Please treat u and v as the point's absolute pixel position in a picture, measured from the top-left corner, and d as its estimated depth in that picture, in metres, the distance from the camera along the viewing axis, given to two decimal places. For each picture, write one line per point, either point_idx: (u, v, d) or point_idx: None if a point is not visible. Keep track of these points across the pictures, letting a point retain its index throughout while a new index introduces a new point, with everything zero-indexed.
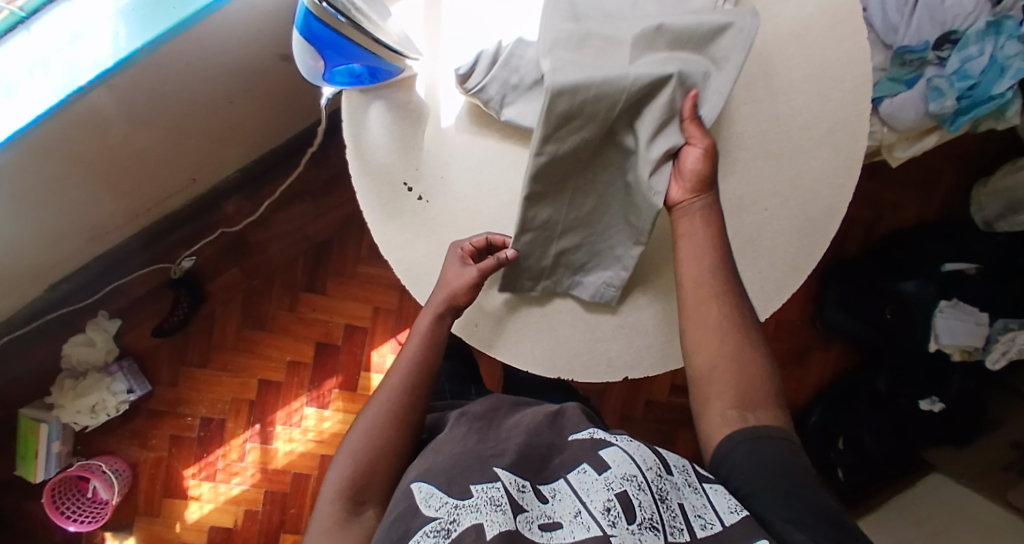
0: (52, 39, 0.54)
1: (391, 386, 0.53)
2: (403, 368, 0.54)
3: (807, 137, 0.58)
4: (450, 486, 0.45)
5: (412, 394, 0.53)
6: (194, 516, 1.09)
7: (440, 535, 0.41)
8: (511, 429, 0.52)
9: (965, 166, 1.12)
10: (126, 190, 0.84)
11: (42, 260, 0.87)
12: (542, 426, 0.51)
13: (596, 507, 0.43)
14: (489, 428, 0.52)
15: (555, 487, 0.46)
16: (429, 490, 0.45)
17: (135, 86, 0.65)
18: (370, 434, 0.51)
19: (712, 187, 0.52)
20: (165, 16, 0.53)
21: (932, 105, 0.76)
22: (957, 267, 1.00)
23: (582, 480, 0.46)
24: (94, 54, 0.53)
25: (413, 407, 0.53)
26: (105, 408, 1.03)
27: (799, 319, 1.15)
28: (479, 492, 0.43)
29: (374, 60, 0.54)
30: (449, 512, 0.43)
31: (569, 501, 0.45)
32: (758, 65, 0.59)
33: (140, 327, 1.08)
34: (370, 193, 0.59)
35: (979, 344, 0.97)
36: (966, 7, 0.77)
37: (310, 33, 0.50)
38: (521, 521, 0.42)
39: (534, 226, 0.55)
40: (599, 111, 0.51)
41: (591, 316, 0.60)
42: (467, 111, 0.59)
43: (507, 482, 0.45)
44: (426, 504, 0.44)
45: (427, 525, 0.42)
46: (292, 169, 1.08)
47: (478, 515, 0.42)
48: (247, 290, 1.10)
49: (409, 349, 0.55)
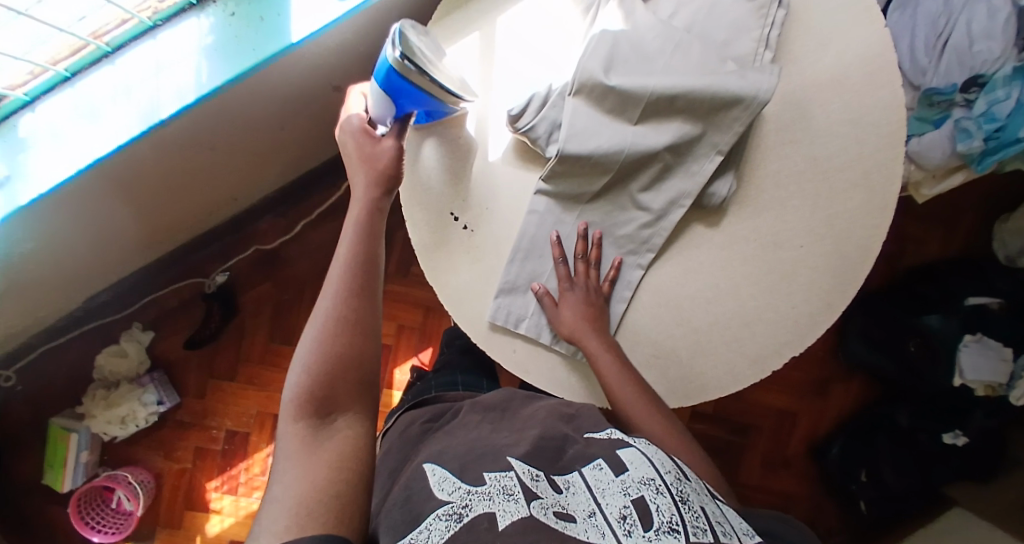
0: (135, 73, 0.56)
1: (329, 294, 0.49)
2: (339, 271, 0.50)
3: (843, 178, 0.60)
4: (463, 473, 0.47)
5: (359, 296, 0.49)
6: (214, 530, 1.10)
7: (451, 518, 0.42)
8: (526, 420, 0.56)
9: (989, 202, 1.13)
10: (173, 209, 0.87)
11: (86, 272, 0.90)
12: (558, 421, 0.55)
13: (611, 513, 0.43)
14: (503, 420, 0.57)
15: (569, 479, 0.48)
16: (442, 475, 0.47)
17: (204, 116, 0.68)
18: (319, 350, 0.47)
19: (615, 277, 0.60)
20: (244, 55, 0.56)
21: (960, 145, 0.78)
22: (980, 301, 1.01)
23: (598, 477, 0.47)
24: (176, 87, 0.56)
25: (362, 307, 0.49)
26: (135, 419, 1.05)
27: (821, 349, 1.16)
28: (493, 481, 0.45)
29: (436, 104, 0.57)
30: (460, 497, 0.44)
31: (583, 497, 0.45)
32: (795, 108, 0.61)
33: (172, 338, 1.10)
34: (418, 221, 0.61)
35: (1003, 380, 0.98)
36: (995, 53, 0.78)
37: (389, 87, 0.54)
38: (535, 507, 0.43)
39: (523, 248, 0.60)
40: (602, 171, 0.57)
41: (573, 374, 0.61)
42: (514, 145, 0.61)
43: (519, 471, 0.47)
44: (440, 489, 0.45)
45: (440, 508, 0.43)
46: (326, 189, 1.11)
47: (491, 504, 0.43)
48: (277, 305, 1.12)
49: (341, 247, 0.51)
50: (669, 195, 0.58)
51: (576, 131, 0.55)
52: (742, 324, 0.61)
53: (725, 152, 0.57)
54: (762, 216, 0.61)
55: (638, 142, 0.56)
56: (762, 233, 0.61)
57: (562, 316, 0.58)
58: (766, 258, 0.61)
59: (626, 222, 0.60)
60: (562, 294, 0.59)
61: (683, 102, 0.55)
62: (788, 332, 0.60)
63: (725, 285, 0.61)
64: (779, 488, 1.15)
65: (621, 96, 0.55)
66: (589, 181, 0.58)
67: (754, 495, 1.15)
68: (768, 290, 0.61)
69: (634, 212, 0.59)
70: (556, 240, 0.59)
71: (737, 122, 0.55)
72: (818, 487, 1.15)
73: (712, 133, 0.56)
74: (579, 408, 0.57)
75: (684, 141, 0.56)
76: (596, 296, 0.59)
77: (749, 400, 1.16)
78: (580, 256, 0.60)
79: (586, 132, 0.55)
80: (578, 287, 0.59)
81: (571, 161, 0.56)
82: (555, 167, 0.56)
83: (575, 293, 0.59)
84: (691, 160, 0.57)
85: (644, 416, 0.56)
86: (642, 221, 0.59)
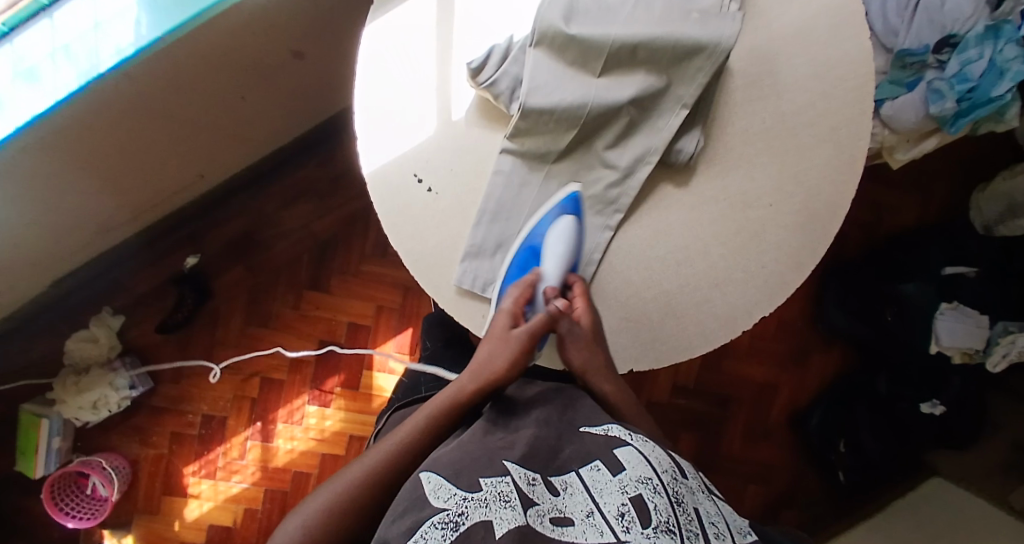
0: (74, 26, 0.54)
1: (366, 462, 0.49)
2: (389, 446, 0.50)
3: (811, 133, 0.59)
4: (457, 478, 0.43)
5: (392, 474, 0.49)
6: (193, 514, 1.09)
7: (447, 527, 0.39)
8: (522, 419, 0.52)
9: (961, 171, 1.14)
10: (133, 183, 0.86)
11: (49, 252, 0.88)
12: (553, 416, 0.52)
13: (610, 511, 0.42)
14: (498, 417, 0.53)
15: (567, 480, 0.46)
16: (437, 482, 0.43)
17: (152, 75, 0.66)
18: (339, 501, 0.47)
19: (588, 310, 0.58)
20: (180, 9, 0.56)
21: (933, 106, 0.77)
22: (956, 270, 1.02)
23: (594, 477, 0.46)
24: (116, 41, 0.55)
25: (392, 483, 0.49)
26: (107, 404, 1.03)
27: (799, 321, 1.16)
28: (488, 486, 0.42)
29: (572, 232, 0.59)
30: (456, 504, 0.41)
31: (581, 498, 0.44)
32: (762, 63, 0.60)
33: (144, 323, 1.09)
34: (381, 184, 0.60)
35: (979, 346, 0.98)
36: (965, 12, 0.79)
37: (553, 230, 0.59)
38: (531, 515, 0.41)
39: (490, 208, 0.58)
40: (568, 126, 0.56)
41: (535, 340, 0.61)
42: (477, 104, 0.60)
43: (516, 476, 0.44)
44: (435, 496, 0.42)
45: (435, 515, 0.40)
46: (300, 167, 1.10)
47: (487, 511, 0.40)
48: (251, 287, 1.10)
49: (412, 419, 0.52)
50: (635, 151, 0.57)
51: (540, 83, 0.54)
52: (712, 285, 0.60)
53: (689, 106, 0.56)
54: (731, 174, 0.60)
55: (601, 95, 0.55)
56: (731, 192, 0.60)
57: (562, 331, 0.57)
58: (736, 217, 0.60)
59: (593, 181, 0.58)
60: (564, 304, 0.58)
61: (645, 51, 0.54)
62: (758, 292, 0.60)
63: (694, 246, 0.60)
64: (759, 460, 1.16)
65: (582, 46, 0.54)
66: (554, 137, 0.56)
67: (734, 468, 1.15)
68: (738, 250, 0.60)
69: (601, 171, 0.58)
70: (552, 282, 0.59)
71: (700, 72, 0.55)
72: (797, 458, 1.16)
73: (676, 86, 0.55)
74: (574, 400, 0.55)
75: (649, 93, 0.55)
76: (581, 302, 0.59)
77: (728, 375, 1.16)
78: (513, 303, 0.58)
79: (549, 85, 0.54)
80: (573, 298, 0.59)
81: (534, 115, 0.55)
82: (519, 122, 0.55)
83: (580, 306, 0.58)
84: (655, 116, 0.56)
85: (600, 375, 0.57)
86: (609, 179, 0.58)
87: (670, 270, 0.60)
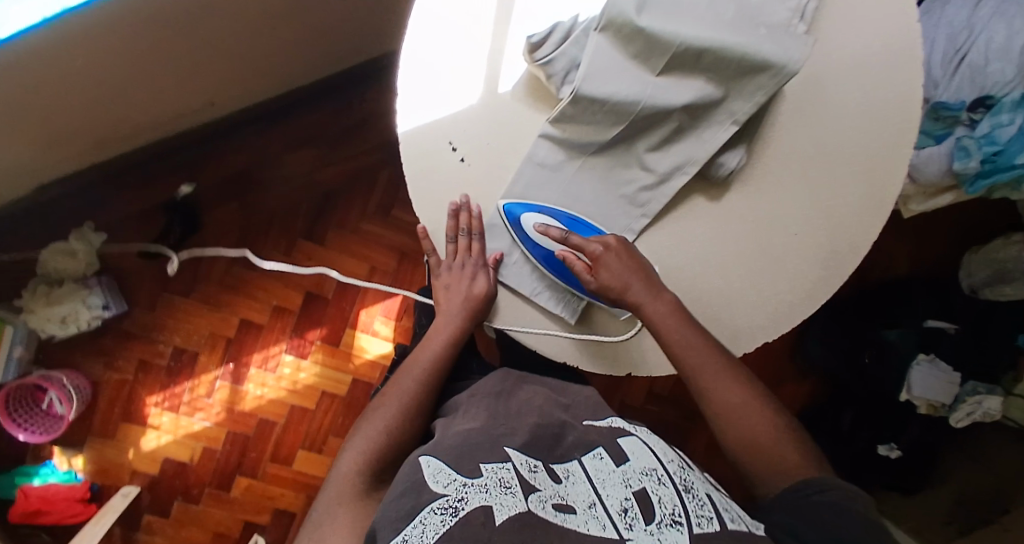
0: None
1: (399, 397, 0.57)
2: (413, 380, 0.58)
3: (847, 171, 0.59)
4: (459, 463, 0.44)
5: (414, 407, 0.57)
6: (149, 445, 1.07)
7: (447, 513, 0.39)
8: (522, 405, 0.53)
9: (962, 229, 1.16)
10: (140, 99, 0.82)
11: (40, 155, 0.84)
12: (556, 408, 0.53)
13: (613, 505, 0.42)
14: (499, 402, 0.53)
15: (569, 468, 0.46)
16: (437, 466, 0.43)
17: None
18: (386, 433, 0.55)
19: (614, 259, 0.55)
20: None
21: (957, 163, 0.78)
22: (937, 324, 1.05)
23: (598, 467, 0.46)
24: None
25: (420, 412, 0.57)
26: (77, 320, 1.00)
27: (780, 347, 1.18)
28: (490, 473, 0.43)
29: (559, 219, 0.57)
30: (456, 490, 0.41)
31: (584, 489, 0.44)
32: (814, 89, 0.59)
33: (128, 243, 1.05)
34: (414, 145, 0.58)
35: (946, 401, 1.01)
36: (1008, 75, 0.76)
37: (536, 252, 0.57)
38: (533, 501, 0.41)
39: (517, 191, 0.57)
40: (616, 120, 0.54)
41: (557, 337, 0.59)
42: (526, 80, 0.58)
43: (517, 463, 0.44)
44: (435, 480, 0.42)
45: (435, 501, 0.40)
46: (313, 112, 1.07)
47: (487, 497, 0.41)
48: (243, 226, 1.07)
49: (421, 358, 0.60)
50: (676, 159, 0.56)
51: (596, 71, 0.53)
52: (721, 303, 0.60)
53: (740, 124, 0.55)
54: (762, 197, 0.60)
55: (656, 96, 0.53)
56: (758, 215, 0.60)
57: (599, 281, 0.55)
58: (759, 240, 0.60)
59: (627, 181, 0.58)
60: (596, 257, 0.55)
61: (711, 58, 0.52)
62: (764, 317, 0.60)
63: (711, 261, 0.60)
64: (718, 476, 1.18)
65: (649, 40, 0.52)
66: (598, 130, 0.55)
67: None
68: (752, 271, 0.60)
69: (637, 172, 0.57)
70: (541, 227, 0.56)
71: (760, 90, 0.53)
72: None
73: (733, 99, 0.54)
74: (576, 395, 0.57)
75: (703, 102, 0.54)
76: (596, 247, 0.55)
77: None
78: (466, 231, 0.58)
79: (606, 73, 0.53)
80: (592, 254, 0.55)
81: (584, 103, 0.54)
82: (568, 107, 0.54)
83: (613, 251, 0.55)
84: (704, 126, 0.55)
85: (644, 296, 0.55)
86: (643, 182, 0.57)
87: (684, 281, 0.60)
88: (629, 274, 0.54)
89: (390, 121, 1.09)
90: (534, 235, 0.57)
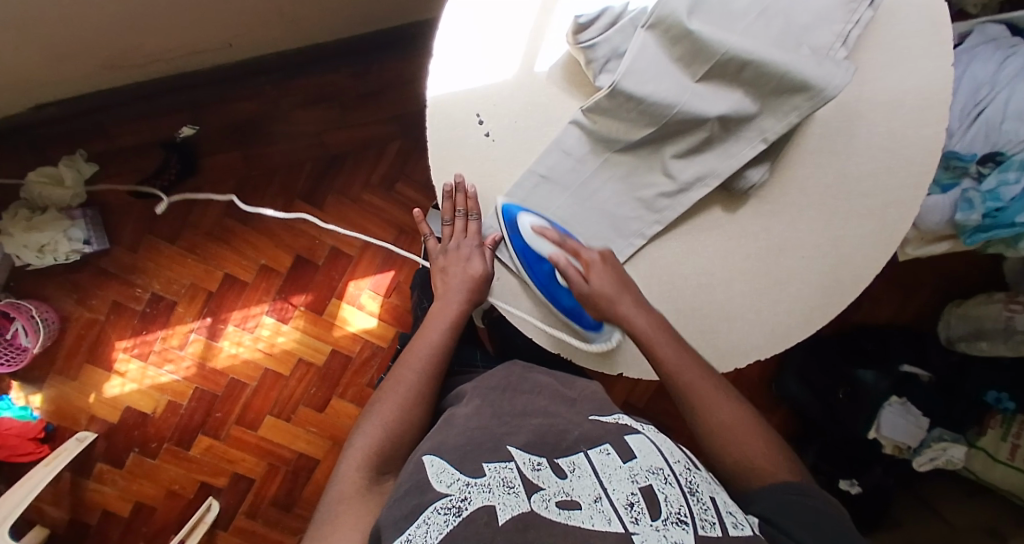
0: None
1: (400, 391, 0.55)
2: (417, 371, 0.56)
3: (864, 203, 0.60)
4: (462, 463, 0.44)
5: (419, 402, 0.55)
6: (112, 392, 1.03)
7: (450, 512, 0.39)
8: (527, 405, 0.53)
9: (950, 282, 1.18)
10: (157, 29, 0.80)
11: (43, 70, 0.81)
12: (560, 405, 0.53)
13: (619, 499, 0.41)
14: (502, 398, 0.54)
15: (575, 461, 0.45)
16: (440, 467, 0.44)
17: None
18: (390, 425, 0.53)
19: (605, 267, 0.56)
20: None
21: (958, 214, 0.78)
22: (912, 370, 1.06)
23: (604, 462, 0.45)
24: None
25: (423, 403, 0.55)
26: (55, 251, 0.96)
27: (757, 376, 1.19)
28: (493, 472, 0.42)
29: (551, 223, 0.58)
30: (459, 489, 0.41)
31: (590, 482, 0.43)
32: (842, 117, 0.60)
33: (118, 179, 1.02)
34: (441, 112, 0.58)
35: (912, 444, 1.03)
36: (1022, 135, 0.78)
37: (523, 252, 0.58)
38: (535, 501, 0.40)
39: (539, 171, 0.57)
40: (648, 122, 0.54)
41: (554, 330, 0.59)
42: (564, 63, 0.58)
43: (520, 462, 0.44)
44: (438, 480, 0.42)
45: (438, 500, 0.40)
46: (330, 72, 1.05)
47: (490, 496, 0.40)
48: (241, 179, 1.05)
49: (421, 349, 0.58)
50: (699, 169, 0.56)
51: (638, 68, 0.53)
52: (722, 316, 0.60)
53: (766, 144, 0.55)
54: (777, 217, 0.60)
55: (692, 104, 0.53)
56: (770, 235, 0.60)
57: (591, 288, 0.56)
58: (768, 261, 0.60)
59: (647, 186, 0.57)
60: (589, 263, 0.56)
61: (751, 72, 0.52)
62: (762, 335, 0.60)
63: (719, 274, 0.60)
64: None
65: (695, 44, 0.52)
66: (629, 128, 0.55)
67: None
68: (757, 290, 0.60)
69: (657, 177, 0.57)
70: (539, 228, 0.56)
71: (794, 111, 0.53)
72: None
73: (764, 118, 0.54)
74: (578, 392, 0.56)
75: (737, 116, 0.54)
76: (589, 254, 0.56)
77: None
78: (461, 211, 0.58)
79: (647, 73, 0.53)
80: (586, 260, 0.56)
81: (621, 98, 0.53)
82: (604, 99, 0.53)
83: (606, 261, 0.56)
84: (732, 140, 0.55)
85: (634, 308, 0.56)
86: (663, 189, 0.57)
87: (689, 291, 0.60)
88: (619, 284, 0.56)
89: (406, 93, 1.07)
90: (528, 234, 0.57)
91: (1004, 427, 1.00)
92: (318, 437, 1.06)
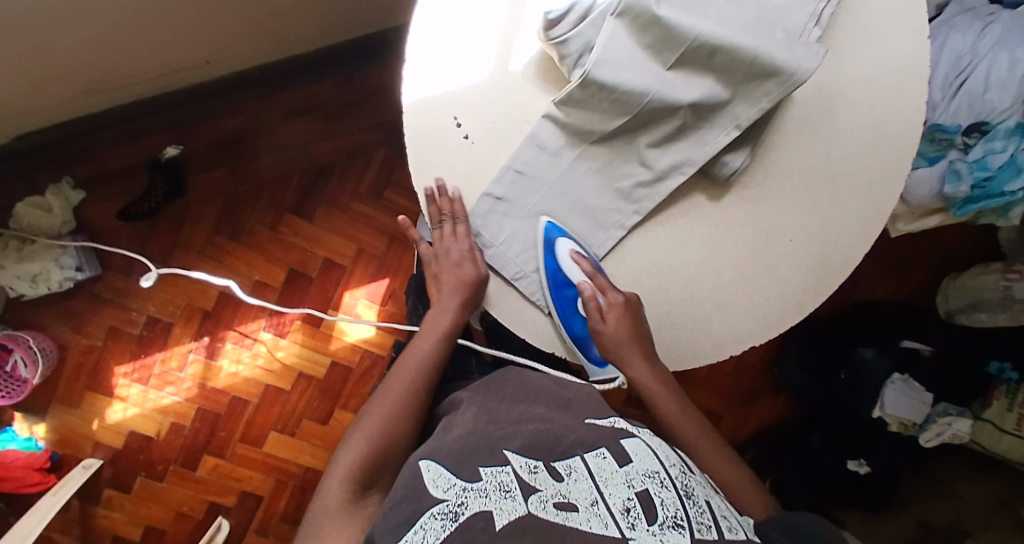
0: None
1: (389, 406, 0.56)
2: (404, 384, 0.57)
3: (848, 182, 0.59)
4: (459, 468, 0.44)
5: (408, 414, 0.55)
6: (114, 418, 1.03)
7: (448, 517, 0.39)
8: (523, 410, 0.52)
9: (946, 255, 1.18)
10: (134, 49, 0.80)
11: (24, 98, 0.81)
12: (557, 410, 0.53)
13: (615, 504, 0.41)
14: (499, 403, 0.53)
15: (571, 465, 0.45)
16: (437, 472, 0.44)
17: None
18: (375, 437, 0.53)
19: (631, 309, 0.58)
20: None
21: (947, 186, 0.77)
22: (912, 346, 1.05)
23: (601, 466, 0.45)
24: None
25: (414, 414, 0.56)
26: (47, 280, 0.97)
27: (758, 362, 1.19)
28: (489, 476, 0.42)
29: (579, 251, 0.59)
30: (456, 495, 0.41)
31: (586, 487, 0.43)
32: (822, 97, 0.59)
33: (107, 204, 1.02)
34: (418, 116, 0.58)
35: (917, 420, 1.02)
36: (1005, 103, 0.78)
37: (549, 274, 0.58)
38: (533, 502, 0.40)
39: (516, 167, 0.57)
40: (622, 110, 0.54)
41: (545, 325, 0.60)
42: (538, 60, 0.58)
43: (517, 466, 0.44)
44: (435, 486, 0.42)
45: (435, 506, 0.40)
46: (311, 82, 1.05)
47: (487, 501, 0.40)
48: (229, 196, 1.05)
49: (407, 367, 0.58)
50: (675, 157, 0.56)
51: (610, 56, 0.53)
52: (714, 305, 0.60)
53: (742, 130, 0.55)
54: (761, 202, 0.60)
55: (665, 91, 0.53)
56: (758, 222, 0.60)
57: (608, 328, 0.58)
58: (757, 248, 0.60)
59: (625, 175, 0.57)
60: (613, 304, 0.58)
61: (723, 58, 0.52)
62: (755, 323, 0.60)
63: (708, 264, 0.60)
64: None
65: (665, 31, 0.52)
66: (603, 118, 0.55)
67: None
68: (746, 276, 0.60)
69: (635, 167, 0.57)
70: (577, 258, 0.57)
71: (767, 96, 0.53)
72: None
73: (738, 103, 0.54)
74: (575, 396, 0.56)
75: (711, 102, 0.54)
76: (615, 296, 0.59)
77: None
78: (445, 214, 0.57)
79: (619, 62, 0.53)
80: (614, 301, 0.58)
81: (593, 88, 0.53)
82: (577, 90, 0.53)
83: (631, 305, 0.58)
84: (706, 127, 0.55)
85: (641, 360, 0.60)
86: (640, 178, 0.57)
87: (679, 283, 0.60)
88: (637, 328, 0.58)
89: (389, 100, 1.07)
90: (564, 260, 0.57)
91: (1009, 397, 0.99)
92: (324, 450, 1.06)
